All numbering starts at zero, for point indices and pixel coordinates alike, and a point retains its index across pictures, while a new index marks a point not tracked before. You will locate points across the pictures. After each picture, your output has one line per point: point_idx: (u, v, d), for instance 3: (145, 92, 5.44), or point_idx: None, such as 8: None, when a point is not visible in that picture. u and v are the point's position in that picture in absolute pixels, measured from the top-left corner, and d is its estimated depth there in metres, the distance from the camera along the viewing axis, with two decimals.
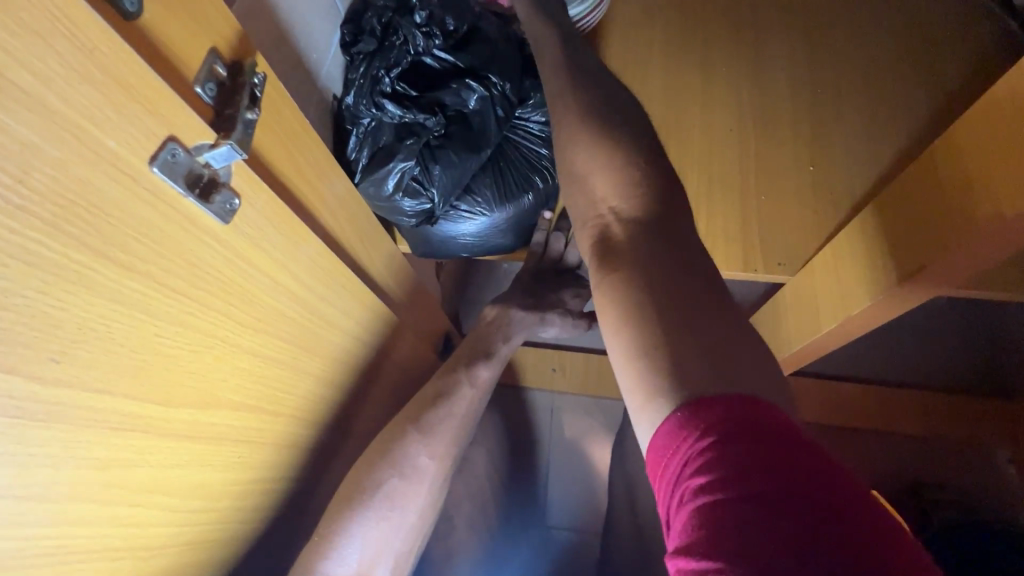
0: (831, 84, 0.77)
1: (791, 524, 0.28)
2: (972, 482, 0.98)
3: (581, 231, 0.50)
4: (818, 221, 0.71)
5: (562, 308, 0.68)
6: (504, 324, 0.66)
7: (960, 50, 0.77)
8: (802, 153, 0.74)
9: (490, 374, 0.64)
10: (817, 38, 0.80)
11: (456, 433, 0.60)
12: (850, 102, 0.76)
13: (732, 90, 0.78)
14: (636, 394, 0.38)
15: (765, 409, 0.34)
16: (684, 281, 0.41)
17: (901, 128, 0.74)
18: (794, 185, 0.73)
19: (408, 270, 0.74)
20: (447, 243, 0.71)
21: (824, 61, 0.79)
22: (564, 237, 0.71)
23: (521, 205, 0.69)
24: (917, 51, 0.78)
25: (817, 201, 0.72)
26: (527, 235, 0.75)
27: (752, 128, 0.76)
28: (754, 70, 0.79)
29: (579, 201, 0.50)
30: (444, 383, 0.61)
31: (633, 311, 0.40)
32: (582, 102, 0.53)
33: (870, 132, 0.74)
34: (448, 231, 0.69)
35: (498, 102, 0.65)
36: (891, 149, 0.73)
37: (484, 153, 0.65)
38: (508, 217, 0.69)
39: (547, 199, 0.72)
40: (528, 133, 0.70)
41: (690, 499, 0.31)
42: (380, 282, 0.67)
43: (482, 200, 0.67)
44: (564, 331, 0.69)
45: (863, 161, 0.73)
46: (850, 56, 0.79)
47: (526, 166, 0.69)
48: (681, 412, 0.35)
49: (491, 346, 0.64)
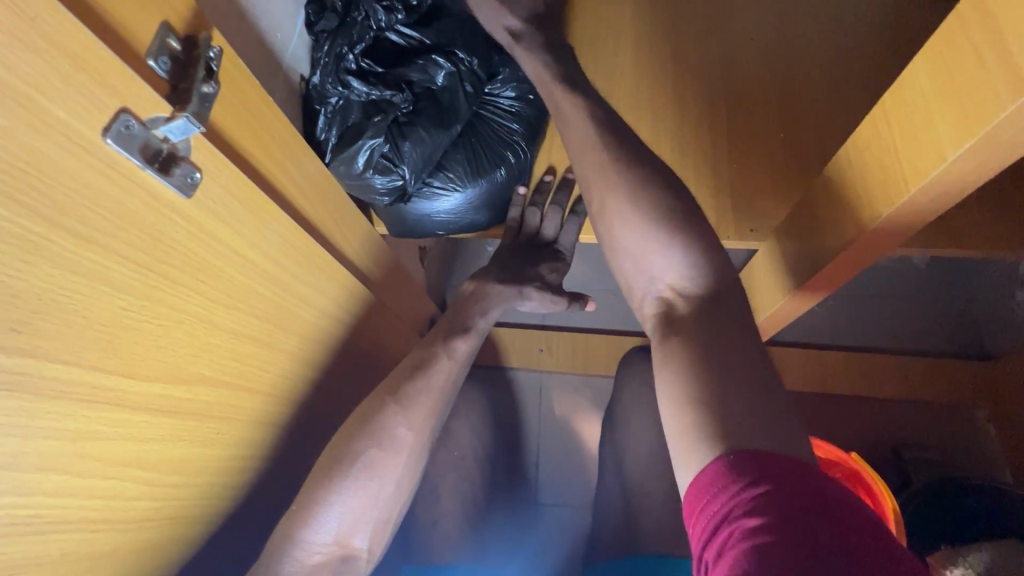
0: (802, 51, 0.78)
1: (830, 567, 0.32)
2: (951, 442, 1.00)
3: (640, 302, 0.54)
4: (788, 186, 0.72)
5: (538, 282, 0.69)
6: (483, 298, 0.67)
7: (929, 12, 0.77)
8: (774, 120, 0.75)
9: (471, 349, 0.66)
10: (787, 7, 0.80)
11: (435, 405, 0.61)
12: (820, 70, 0.76)
13: (704, 59, 0.79)
14: (684, 446, 0.42)
15: (809, 468, 0.38)
16: (743, 355, 0.45)
17: (872, 93, 0.74)
18: (766, 152, 0.73)
19: (384, 249, 0.74)
20: (424, 222, 0.72)
21: (794, 30, 0.79)
22: (539, 212, 0.72)
23: (494, 180, 0.69)
24: (887, 16, 0.78)
25: (788, 167, 0.72)
26: (504, 211, 0.75)
27: (724, 96, 0.76)
28: (726, 38, 0.80)
29: (632, 272, 0.55)
30: (421, 355, 0.62)
31: (692, 374, 0.45)
32: (625, 176, 0.56)
33: (841, 99, 0.75)
34: (423, 209, 0.70)
35: (466, 78, 0.66)
36: (861, 115, 0.74)
37: (454, 130, 0.65)
38: (484, 193, 0.70)
39: (523, 174, 0.72)
40: (499, 109, 0.70)
41: (736, 537, 0.35)
42: (356, 261, 0.67)
43: (454, 176, 0.68)
44: (542, 306, 0.70)
45: (833, 127, 0.73)
46: (822, 22, 0.79)
47: (498, 141, 0.69)
48: (728, 458, 0.39)
49: (469, 319, 0.65)
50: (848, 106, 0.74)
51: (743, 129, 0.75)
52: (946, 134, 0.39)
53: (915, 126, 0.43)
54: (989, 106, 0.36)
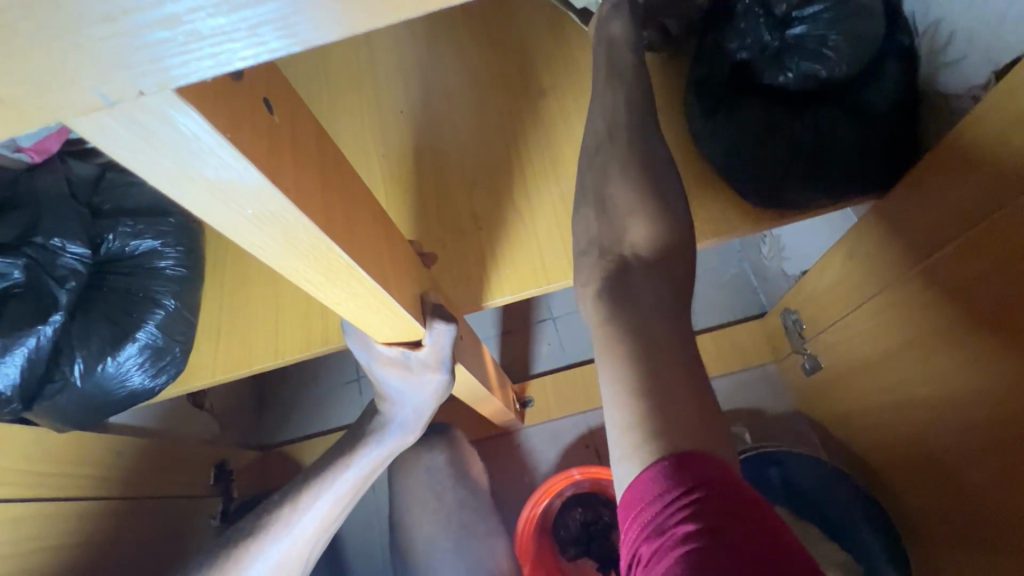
0: (446, 110, 0.76)
1: (731, 565, 0.32)
2: (756, 405, 1.06)
3: (613, 181, 0.52)
4: (457, 252, 0.70)
5: (388, 370, 0.51)
6: (362, 427, 0.62)
7: (553, 41, 0.77)
8: (429, 188, 0.72)
9: (356, 486, 0.62)
10: (426, 67, 0.78)
11: (287, 553, 0.59)
12: (466, 123, 0.75)
13: (351, 139, 0.74)
14: (624, 444, 0.41)
15: (716, 476, 0.37)
16: (665, 329, 0.45)
17: (517, 133, 0.74)
18: (436, 221, 0.71)
19: (68, 450, 0.69)
20: (85, 407, 0.66)
21: (438, 90, 0.77)
22: (366, 362, 0.52)
23: (136, 344, 0.65)
24: (517, 52, 0.77)
25: (451, 233, 0.71)
26: (179, 366, 0.70)
27: (381, 175, 0.73)
28: (373, 110, 0.76)
29: (602, 221, 0.52)
30: (309, 496, 0.61)
31: (629, 367, 0.43)
32: (384, 349, 0.49)
33: (488, 149, 0.73)
34: (72, 398, 0.64)
35: (57, 261, 0.62)
36: (513, 160, 0.72)
37: (57, 319, 0.60)
38: (136, 361, 0.65)
39: (177, 323, 0.69)
40: (124, 271, 0.67)
41: (672, 546, 0.35)
42: (23, 492, 0.60)
43: (86, 359, 0.63)
44: (415, 391, 0.53)
45: (486, 180, 0.72)
46: (465, 70, 0.77)
47: (130, 303, 0.66)
48: (666, 462, 0.38)
49: (323, 468, 0.62)
50: (501, 152, 0.73)
51: (403, 205, 0.72)
52: (346, 227, 0.32)
53: (351, 214, 0.34)
54: (307, 237, 0.28)
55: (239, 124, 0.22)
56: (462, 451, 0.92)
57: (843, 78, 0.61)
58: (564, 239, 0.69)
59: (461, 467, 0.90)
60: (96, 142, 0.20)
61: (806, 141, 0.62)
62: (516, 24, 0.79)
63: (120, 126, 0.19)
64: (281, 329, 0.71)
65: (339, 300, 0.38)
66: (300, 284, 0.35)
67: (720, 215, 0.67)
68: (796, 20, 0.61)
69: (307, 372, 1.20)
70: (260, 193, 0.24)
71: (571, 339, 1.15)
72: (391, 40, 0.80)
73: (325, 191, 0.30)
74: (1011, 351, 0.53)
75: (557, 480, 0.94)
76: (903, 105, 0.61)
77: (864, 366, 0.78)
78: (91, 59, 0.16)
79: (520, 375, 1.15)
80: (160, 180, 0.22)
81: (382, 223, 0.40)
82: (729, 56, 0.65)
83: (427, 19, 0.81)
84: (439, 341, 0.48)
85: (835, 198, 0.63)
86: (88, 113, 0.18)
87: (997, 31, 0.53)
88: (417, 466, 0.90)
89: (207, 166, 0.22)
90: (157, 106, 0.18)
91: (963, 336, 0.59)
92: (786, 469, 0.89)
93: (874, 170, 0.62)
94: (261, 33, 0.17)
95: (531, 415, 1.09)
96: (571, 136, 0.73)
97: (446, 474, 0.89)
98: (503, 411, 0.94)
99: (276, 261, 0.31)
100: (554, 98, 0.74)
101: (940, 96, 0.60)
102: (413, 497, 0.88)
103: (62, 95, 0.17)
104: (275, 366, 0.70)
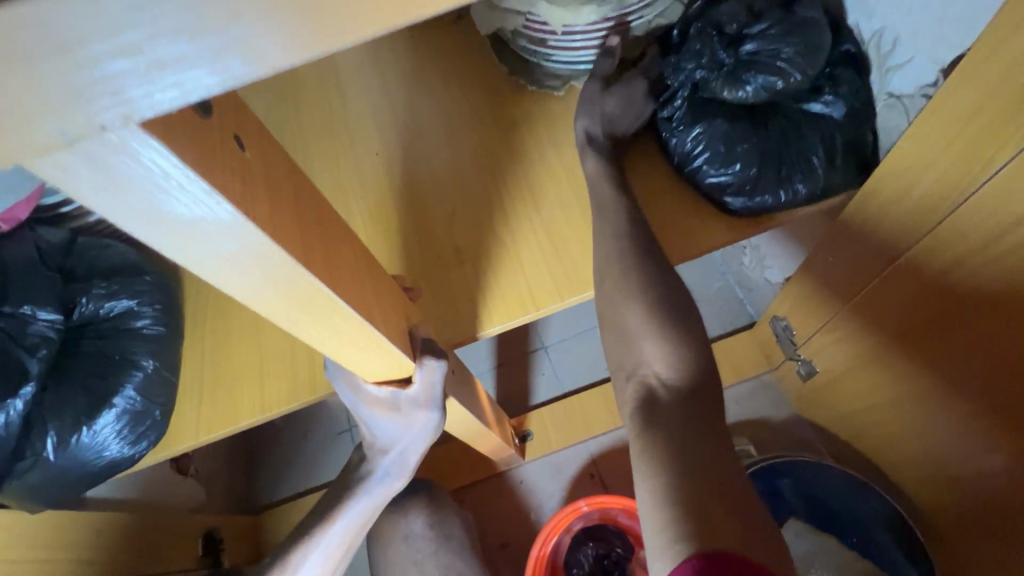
0: (422, 148, 0.77)
1: None
2: (758, 417, 1.05)
3: (621, 306, 0.56)
4: (445, 287, 0.69)
5: (378, 409, 0.49)
6: (352, 476, 0.59)
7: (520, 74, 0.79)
8: (411, 225, 0.72)
9: (347, 540, 0.58)
10: (399, 108, 0.79)
11: None
12: (441, 160, 0.76)
13: (330, 185, 0.74)
14: (658, 543, 0.40)
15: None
16: (699, 434, 0.45)
17: (492, 165, 0.75)
18: (418, 258, 0.71)
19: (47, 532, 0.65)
20: (61, 484, 0.62)
21: (412, 130, 0.78)
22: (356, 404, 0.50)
23: (113, 411, 0.62)
24: (487, 88, 0.79)
25: (435, 268, 0.70)
26: (159, 430, 0.67)
27: (360, 217, 0.72)
28: (349, 155, 0.76)
29: (619, 345, 0.55)
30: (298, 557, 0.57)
31: (665, 470, 0.43)
32: (372, 387, 0.48)
33: (464, 184, 0.74)
34: (46, 474, 0.60)
35: (28, 329, 0.59)
36: (490, 191, 0.73)
37: (29, 389, 0.58)
38: (114, 428, 0.62)
39: (155, 384, 0.66)
40: (97, 334, 0.65)
41: None
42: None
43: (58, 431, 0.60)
44: (405, 432, 0.51)
45: (466, 213, 0.72)
46: (437, 109, 0.79)
47: (106, 368, 0.63)
48: (698, 557, 0.37)
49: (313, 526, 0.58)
50: (478, 185, 0.74)
51: (385, 245, 0.72)
52: (327, 264, 0.31)
53: (331, 251, 0.33)
54: (285, 271, 0.28)
55: (207, 160, 0.21)
56: (440, 511, 0.88)
57: (800, 87, 0.63)
58: (549, 265, 0.69)
59: (442, 528, 0.87)
60: (56, 182, 0.19)
61: (775, 149, 0.64)
62: (483, 61, 0.81)
63: (82, 166, 0.18)
64: (266, 382, 0.69)
65: (323, 338, 0.37)
66: (280, 323, 0.34)
67: (700, 230, 0.67)
68: (747, 38, 0.64)
69: (296, 426, 1.16)
70: (233, 229, 0.24)
71: (566, 367, 1.14)
72: (362, 85, 0.81)
73: (301, 224, 0.29)
74: (991, 339, 0.54)
75: (564, 513, 0.91)
76: (858, 110, 0.64)
77: (854, 370, 0.78)
78: (48, 97, 0.16)
79: (518, 410, 1.12)
80: (125, 220, 0.21)
81: (363, 260, 0.39)
82: (688, 75, 0.67)
83: (398, 62, 0.82)
84: (432, 378, 0.47)
85: (808, 200, 0.65)
86: (48, 151, 0.17)
87: (938, 32, 0.55)
88: (395, 534, 0.86)
89: (175, 202, 0.21)
90: (122, 141, 0.18)
91: (935, 333, 0.60)
92: (795, 480, 0.87)
93: (839, 172, 0.64)
94: (231, 63, 0.17)
95: (531, 449, 1.06)
96: (547, 165, 0.74)
97: (426, 539, 0.85)
98: (503, 447, 0.91)
99: (252, 298, 0.30)
100: (526, 130, 0.76)
101: (893, 98, 0.63)
102: (395, 572, 0.84)
103: (20, 135, 0.16)
104: (262, 421, 0.68)
